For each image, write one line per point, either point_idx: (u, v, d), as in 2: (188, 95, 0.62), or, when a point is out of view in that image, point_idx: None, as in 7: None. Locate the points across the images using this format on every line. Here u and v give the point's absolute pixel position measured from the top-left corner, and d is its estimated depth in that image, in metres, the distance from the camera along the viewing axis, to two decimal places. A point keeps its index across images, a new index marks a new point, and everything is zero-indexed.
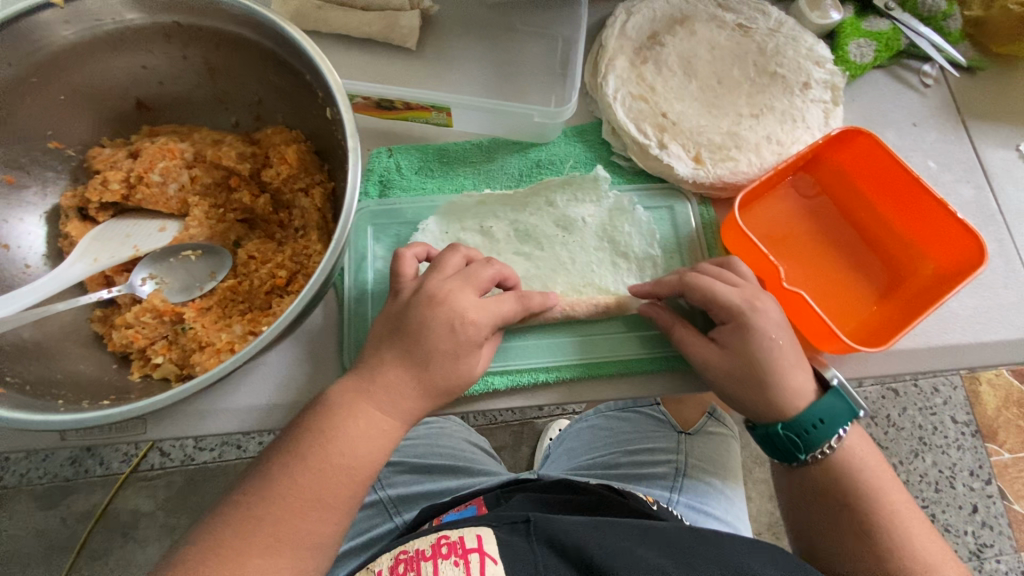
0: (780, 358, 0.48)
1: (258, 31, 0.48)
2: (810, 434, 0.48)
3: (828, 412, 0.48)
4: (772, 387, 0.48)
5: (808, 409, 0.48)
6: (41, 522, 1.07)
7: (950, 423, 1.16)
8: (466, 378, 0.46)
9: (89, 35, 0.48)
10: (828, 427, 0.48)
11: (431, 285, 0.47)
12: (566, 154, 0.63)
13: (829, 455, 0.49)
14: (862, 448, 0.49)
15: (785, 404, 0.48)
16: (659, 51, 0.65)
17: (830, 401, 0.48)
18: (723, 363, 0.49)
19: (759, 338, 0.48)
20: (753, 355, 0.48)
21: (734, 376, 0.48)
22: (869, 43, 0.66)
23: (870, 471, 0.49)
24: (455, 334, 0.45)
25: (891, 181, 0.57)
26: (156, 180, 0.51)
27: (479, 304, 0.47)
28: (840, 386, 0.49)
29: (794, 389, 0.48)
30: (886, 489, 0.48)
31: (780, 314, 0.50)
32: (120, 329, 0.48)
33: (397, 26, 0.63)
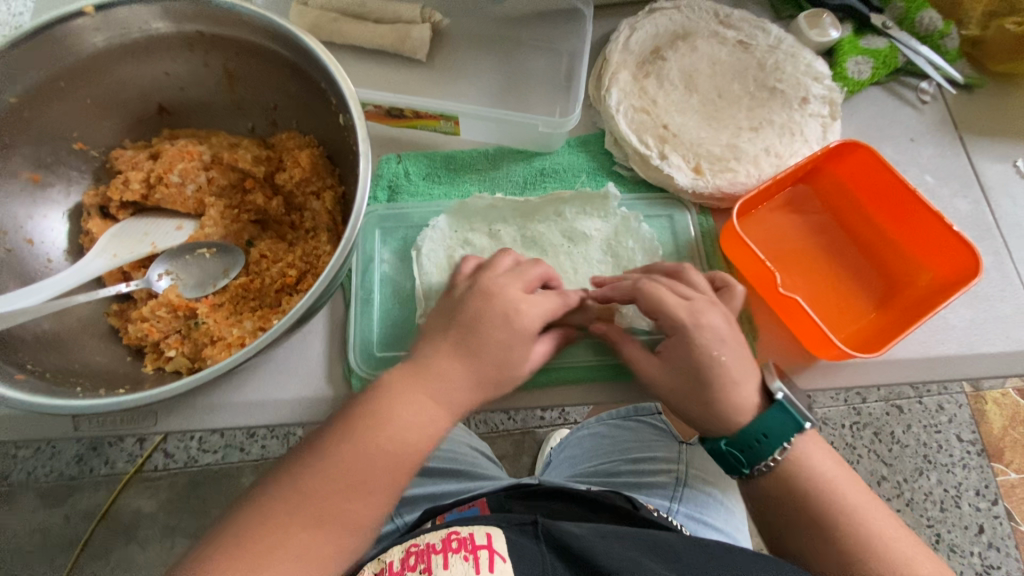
0: (723, 373, 0.49)
1: (276, 40, 0.50)
2: (755, 447, 0.49)
3: (769, 426, 0.49)
4: (715, 400, 0.49)
5: (753, 423, 0.49)
6: (46, 519, 1.08)
7: (956, 442, 1.15)
8: (518, 372, 0.48)
9: (117, 43, 0.51)
10: (773, 440, 0.49)
11: (484, 280, 0.50)
12: (571, 163, 0.65)
13: (803, 477, 0.49)
14: (835, 468, 0.50)
15: (728, 418, 0.49)
16: (661, 65, 0.67)
17: (772, 416, 0.49)
18: (667, 372, 0.50)
19: (703, 352, 0.49)
20: (695, 367, 0.49)
21: (680, 386, 0.50)
22: (866, 60, 0.68)
23: (850, 495, 0.49)
24: (508, 325, 0.47)
25: (888, 192, 0.59)
26: (175, 181, 0.53)
27: (530, 295, 0.49)
28: (784, 400, 0.50)
29: (737, 403, 0.49)
30: (866, 510, 0.49)
31: (726, 329, 0.50)
32: (136, 323, 0.50)
33: (408, 38, 0.66)
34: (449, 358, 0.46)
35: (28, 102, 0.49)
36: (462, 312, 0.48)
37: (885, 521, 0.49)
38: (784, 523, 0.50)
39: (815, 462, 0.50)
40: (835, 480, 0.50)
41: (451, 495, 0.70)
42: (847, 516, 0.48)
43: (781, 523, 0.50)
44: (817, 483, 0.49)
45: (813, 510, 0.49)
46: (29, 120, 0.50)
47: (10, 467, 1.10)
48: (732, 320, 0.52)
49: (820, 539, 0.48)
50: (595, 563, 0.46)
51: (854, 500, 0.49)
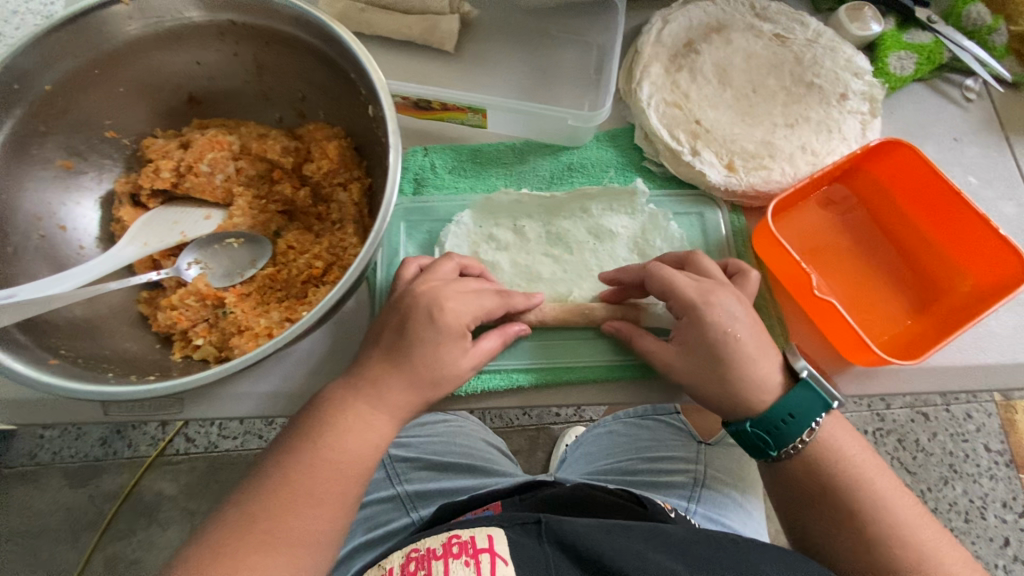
0: (742, 350, 0.47)
1: (307, 30, 0.50)
2: (780, 430, 0.48)
3: (796, 406, 0.48)
4: (735, 380, 0.47)
5: (777, 404, 0.48)
6: (70, 498, 1.10)
7: (983, 452, 1.12)
8: (451, 373, 0.47)
9: (150, 31, 0.51)
10: (801, 419, 0.47)
11: (417, 285, 0.50)
12: (599, 158, 0.63)
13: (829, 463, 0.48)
14: (859, 456, 0.48)
15: (751, 399, 0.48)
16: (694, 58, 0.65)
17: (798, 395, 0.48)
18: (684, 354, 0.49)
19: (719, 330, 0.47)
20: (710, 347, 0.48)
21: (698, 369, 0.48)
22: (909, 56, 0.66)
23: (877, 482, 0.48)
24: (432, 322, 0.47)
25: (930, 193, 0.57)
26: (204, 170, 0.53)
27: (455, 293, 0.49)
28: (807, 377, 0.48)
29: (759, 383, 0.48)
30: (893, 502, 0.47)
31: (739, 306, 0.49)
32: (165, 311, 0.50)
33: (437, 29, 0.65)
34: (457, 353, 0.48)
35: (63, 88, 0.50)
36: (400, 313, 0.48)
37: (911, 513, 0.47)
38: (808, 516, 0.48)
39: (842, 451, 0.48)
40: (861, 470, 0.48)
41: (466, 490, 0.70)
42: (874, 508, 0.46)
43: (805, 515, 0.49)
44: (844, 472, 0.47)
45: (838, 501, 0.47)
46: (64, 107, 0.50)
47: (37, 447, 1.13)
48: (745, 298, 0.50)
49: (846, 533, 0.46)
50: (604, 563, 0.45)
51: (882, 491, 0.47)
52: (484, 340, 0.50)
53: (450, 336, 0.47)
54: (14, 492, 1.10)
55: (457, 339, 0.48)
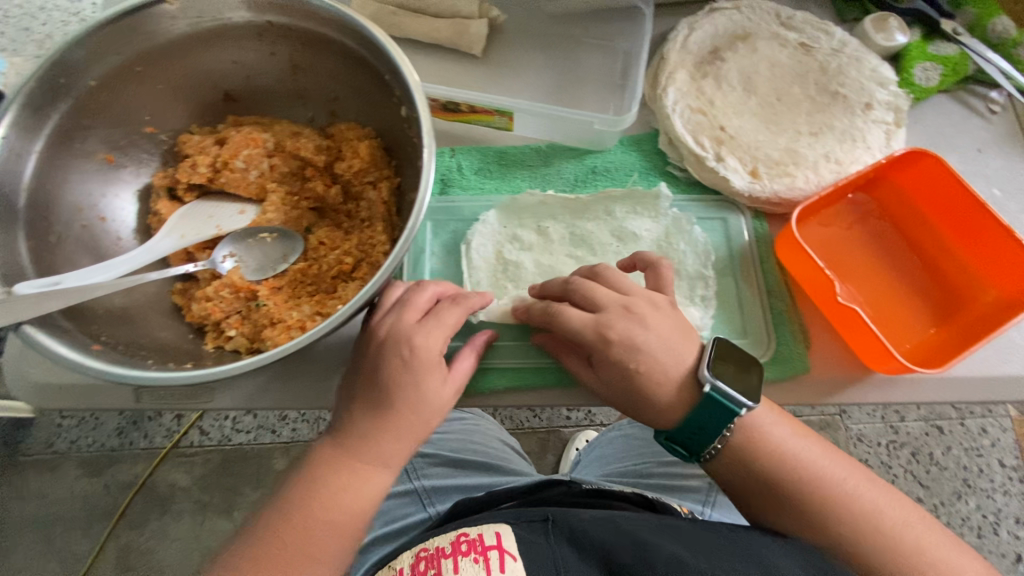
0: (637, 374, 0.47)
1: (344, 32, 0.51)
2: (694, 441, 0.47)
3: (704, 419, 0.46)
4: (645, 404, 0.47)
5: (684, 420, 0.47)
6: (85, 487, 1.12)
7: (998, 467, 1.11)
8: (438, 409, 0.47)
9: (192, 30, 0.52)
10: (711, 433, 0.46)
11: (377, 327, 0.49)
12: (623, 162, 0.64)
13: (783, 456, 0.47)
14: (797, 443, 0.48)
15: (660, 419, 0.47)
16: (719, 66, 0.66)
17: (704, 411, 0.46)
18: (598, 383, 0.50)
19: (621, 362, 0.48)
20: (610, 373, 0.48)
21: (610, 394, 0.49)
22: (934, 67, 0.66)
23: (822, 466, 0.47)
24: (409, 363, 0.46)
25: (954, 203, 0.57)
26: (239, 166, 0.55)
27: (420, 328, 0.48)
28: (711, 392, 0.46)
29: (667, 404, 0.47)
30: (837, 477, 0.47)
31: (636, 329, 0.48)
32: (199, 302, 0.52)
33: (466, 33, 0.66)
34: (438, 382, 0.47)
35: (107, 84, 0.51)
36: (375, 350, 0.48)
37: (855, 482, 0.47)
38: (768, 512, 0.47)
39: (773, 438, 0.47)
40: (798, 452, 0.47)
41: (482, 488, 0.71)
42: (822, 488, 0.46)
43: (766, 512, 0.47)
44: (790, 464, 0.47)
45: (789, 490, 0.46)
46: (108, 102, 0.52)
47: (55, 436, 1.14)
48: (649, 317, 0.49)
49: (806, 521, 0.45)
50: (605, 549, 0.45)
51: (821, 468, 0.47)
52: (457, 366, 0.50)
53: (432, 369, 0.47)
54: (31, 479, 1.12)
55: (434, 371, 0.47)
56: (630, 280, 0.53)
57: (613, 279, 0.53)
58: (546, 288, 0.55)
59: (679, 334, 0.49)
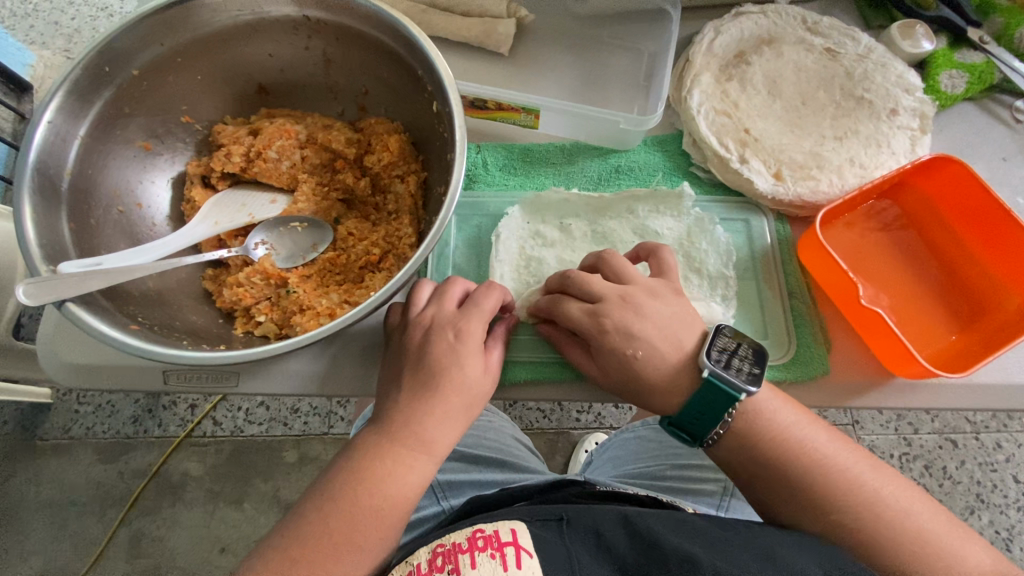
0: (637, 362, 0.48)
1: (379, 27, 0.52)
2: (696, 425, 0.48)
3: (707, 405, 0.47)
4: (646, 391, 0.49)
5: (685, 407, 0.48)
6: (100, 473, 1.14)
7: (1013, 483, 1.10)
8: (480, 393, 0.49)
9: (232, 23, 0.54)
10: (715, 418, 0.48)
11: (419, 317, 0.51)
12: (646, 162, 0.65)
13: (790, 438, 0.48)
14: (802, 427, 0.49)
15: (660, 403, 0.49)
16: (745, 69, 0.67)
17: (708, 396, 0.47)
18: (600, 370, 0.51)
19: (620, 350, 0.49)
20: (614, 362, 0.49)
21: (612, 382, 0.50)
22: (961, 75, 0.66)
23: (826, 450, 0.48)
24: (453, 347, 0.48)
25: (979, 210, 0.57)
26: (272, 157, 0.56)
27: (460, 316, 0.50)
28: (710, 378, 0.47)
29: (666, 390, 0.48)
30: (838, 459, 0.47)
31: (634, 319, 0.49)
32: (231, 288, 0.53)
33: (494, 32, 0.67)
34: (477, 364, 0.49)
35: (148, 73, 0.53)
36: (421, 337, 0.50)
37: (857, 464, 0.47)
38: (771, 495, 0.48)
39: (774, 420, 0.48)
40: (800, 435, 0.48)
41: (495, 484, 0.72)
42: (823, 470, 0.46)
43: (770, 495, 0.48)
44: (794, 446, 0.47)
45: (791, 472, 0.47)
46: (147, 91, 0.53)
47: (71, 422, 1.16)
48: (646, 306, 0.50)
49: (810, 504, 0.46)
50: (619, 551, 0.45)
51: (821, 450, 0.48)
52: (491, 354, 0.51)
53: (472, 356, 0.48)
54: (47, 463, 1.14)
55: (475, 357, 0.49)
56: (632, 269, 0.53)
57: (615, 268, 0.53)
58: (550, 282, 0.55)
59: (677, 322, 0.50)
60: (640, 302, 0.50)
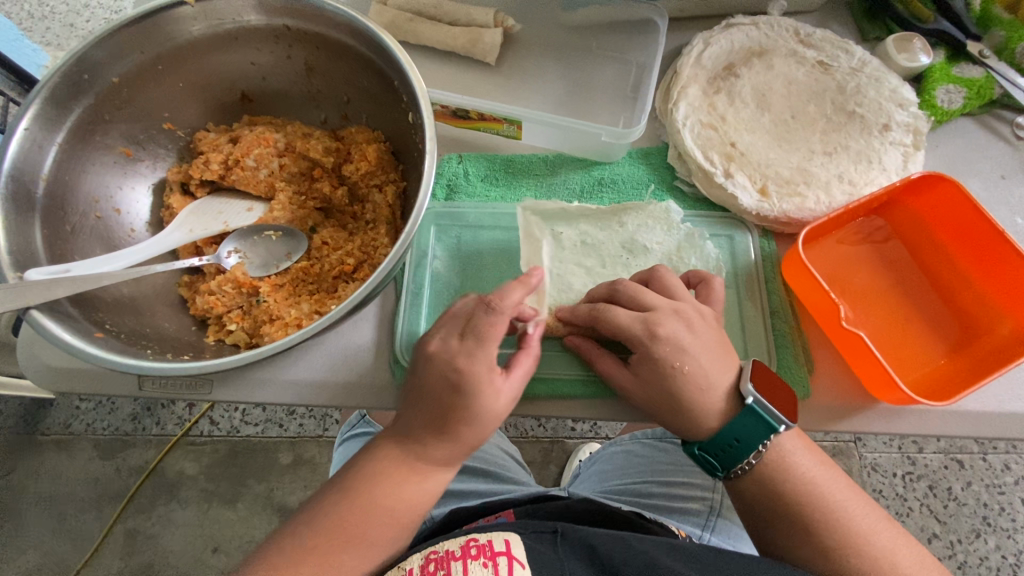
0: (687, 380, 0.47)
1: (356, 37, 0.52)
2: (726, 452, 0.47)
3: (741, 431, 0.47)
4: (686, 410, 0.47)
5: (725, 428, 0.47)
6: (98, 469, 1.15)
7: (1021, 506, 1.06)
8: (493, 419, 0.45)
9: (212, 31, 0.54)
10: (747, 445, 0.47)
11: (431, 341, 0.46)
12: (630, 175, 0.64)
13: (802, 480, 0.47)
14: (820, 471, 0.47)
15: (697, 424, 0.48)
16: (734, 82, 0.65)
17: (741, 418, 0.47)
18: (637, 387, 0.49)
19: (664, 364, 0.47)
20: (661, 382, 0.48)
21: (653, 399, 0.49)
22: (958, 89, 0.64)
23: (842, 501, 0.46)
24: (456, 389, 0.44)
25: (973, 230, 0.55)
26: (250, 165, 0.56)
27: (461, 349, 0.45)
28: (754, 404, 0.47)
29: (701, 411, 0.47)
30: (850, 511, 0.46)
31: (689, 338, 0.48)
32: (203, 295, 0.53)
33: (480, 42, 0.67)
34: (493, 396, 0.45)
35: (129, 81, 0.53)
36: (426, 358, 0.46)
37: (852, 500, 0.47)
38: (763, 521, 0.48)
39: (795, 462, 0.47)
40: (817, 479, 0.47)
41: (478, 495, 0.71)
42: (817, 503, 0.46)
43: (763, 519, 0.48)
44: (807, 492, 0.46)
45: (783, 500, 0.46)
46: (127, 99, 0.54)
47: (72, 417, 1.17)
48: (696, 322, 0.49)
49: (810, 548, 0.45)
50: (613, 565, 0.44)
51: (818, 482, 0.47)
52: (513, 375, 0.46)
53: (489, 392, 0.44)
54: (48, 458, 1.15)
55: (486, 391, 0.44)
56: (679, 283, 0.53)
57: (664, 282, 0.53)
58: (595, 293, 0.55)
59: (719, 342, 0.49)
60: (697, 322, 0.49)
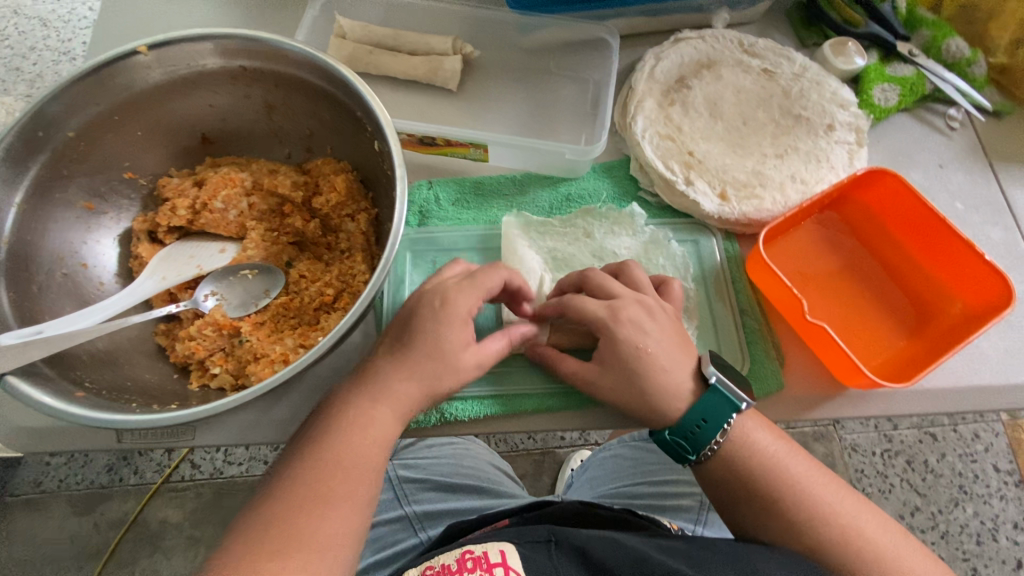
0: (652, 362, 0.49)
1: (317, 74, 0.53)
2: (695, 435, 0.49)
3: (708, 411, 0.49)
4: (650, 395, 0.49)
5: (692, 409, 0.49)
6: (75, 527, 1.10)
7: (993, 472, 1.11)
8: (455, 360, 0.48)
9: (171, 77, 0.54)
10: (714, 423, 0.49)
11: (430, 289, 0.51)
12: (596, 188, 0.66)
13: (755, 453, 0.49)
14: (778, 445, 0.50)
15: (664, 411, 0.49)
16: (686, 93, 0.68)
17: (707, 398, 0.49)
18: (604, 375, 0.51)
19: (627, 347, 0.50)
20: (628, 367, 0.49)
21: (622, 385, 0.50)
22: (893, 88, 0.69)
23: (802, 473, 0.48)
24: (437, 313, 0.48)
25: (918, 220, 0.59)
26: (218, 207, 0.56)
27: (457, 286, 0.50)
28: (717, 383, 0.49)
29: (669, 400, 0.49)
30: (809, 479, 0.48)
31: (653, 324, 0.51)
32: (182, 342, 0.52)
33: (440, 69, 0.68)
34: (458, 345, 0.48)
35: (86, 133, 0.52)
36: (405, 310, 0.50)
37: (811, 471, 0.49)
38: (732, 502, 0.49)
39: (755, 442, 0.49)
40: (776, 454, 0.49)
41: (473, 511, 0.71)
42: (779, 477, 0.48)
43: (732, 500, 0.49)
44: (768, 468, 0.48)
45: (749, 479, 0.48)
46: (87, 150, 0.53)
47: (43, 474, 1.13)
48: (657, 311, 0.52)
49: (778, 520, 0.47)
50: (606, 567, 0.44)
51: (780, 458, 0.49)
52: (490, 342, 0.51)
53: (460, 327, 0.48)
54: (19, 520, 1.10)
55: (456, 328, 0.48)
56: (646, 279, 0.55)
57: (632, 277, 0.55)
58: (566, 282, 0.57)
59: (678, 333, 0.52)
60: (659, 309, 0.52)
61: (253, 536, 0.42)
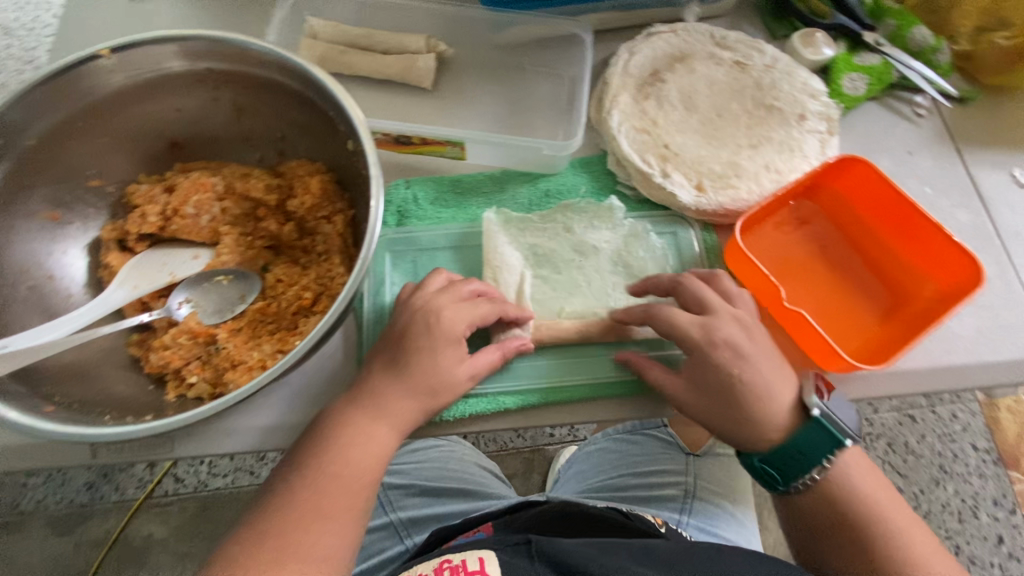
0: (755, 387, 0.50)
1: (287, 74, 0.52)
2: (790, 464, 0.50)
3: (811, 442, 0.50)
4: (744, 419, 0.50)
5: (789, 437, 0.50)
6: (54, 548, 1.07)
7: (971, 451, 1.14)
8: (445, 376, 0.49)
9: (135, 81, 0.53)
10: (811, 455, 0.50)
11: (420, 303, 0.52)
12: (575, 183, 0.66)
13: (817, 481, 0.51)
14: (859, 473, 0.52)
15: (761, 434, 0.50)
16: (661, 87, 0.68)
17: (810, 429, 0.50)
18: (687, 393, 0.51)
19: (724, 369, 0.50)
20: (725, 389, 0.50)
21: (719, 408, 0.50)
22: (861, 77, 0.70)
23: (878, 503, 0.51)
24: (428, 329, 0.50)
25: (888, 205, 0.60)
26: (190, 213, 0.55)
27: (449, 304, 0.52)
28: (820, 415, 0.50)
29: (763, 425, 0.50)
30: (880, 507, 0.51)
31: (750, 346, 0.51)
32: (157, 351, 0.51)
33: (414, 68, 0.68)
34: (453, 361, 0.50)
35: (47, 141, 0.51)
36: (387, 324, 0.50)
37: (883, 498, 0.52)
38: (814, 529, 0.52)
39: (848, 471, 0.51)
40: (857, 483, 0.51)
41: (460, 514, 0.71)
42: (859, 506, 0.50)
43: (813, 528, 0.52)
44: (850, 499, 0.51)
45: (842, 509, 0.50)
46: (50, 159, 0.52)
47: (20, 496, 1.09)
48: (754, 330, 0.52)
49: (854, 546, 0.50)
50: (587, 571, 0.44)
51: (859, 486, 0.51)
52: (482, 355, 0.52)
53: (450, 348, 0.50)
54: None
55: (447, 346, 0.50)
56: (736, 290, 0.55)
57: (723, 289, 0.55)
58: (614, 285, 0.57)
59: (778, 355, 0.52)
60: (758, 327, 0.53)
61: (245, 557, 0.43)
